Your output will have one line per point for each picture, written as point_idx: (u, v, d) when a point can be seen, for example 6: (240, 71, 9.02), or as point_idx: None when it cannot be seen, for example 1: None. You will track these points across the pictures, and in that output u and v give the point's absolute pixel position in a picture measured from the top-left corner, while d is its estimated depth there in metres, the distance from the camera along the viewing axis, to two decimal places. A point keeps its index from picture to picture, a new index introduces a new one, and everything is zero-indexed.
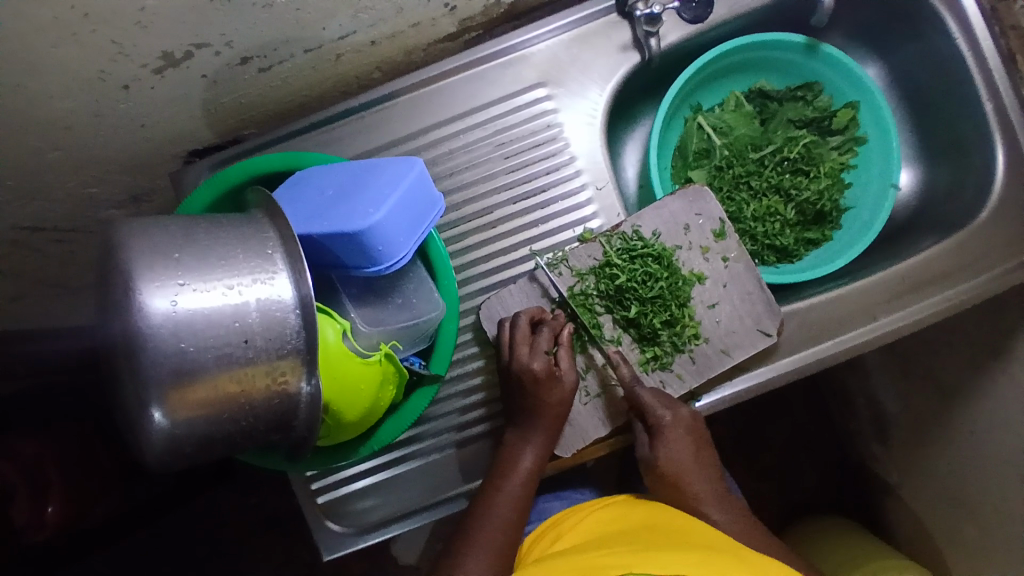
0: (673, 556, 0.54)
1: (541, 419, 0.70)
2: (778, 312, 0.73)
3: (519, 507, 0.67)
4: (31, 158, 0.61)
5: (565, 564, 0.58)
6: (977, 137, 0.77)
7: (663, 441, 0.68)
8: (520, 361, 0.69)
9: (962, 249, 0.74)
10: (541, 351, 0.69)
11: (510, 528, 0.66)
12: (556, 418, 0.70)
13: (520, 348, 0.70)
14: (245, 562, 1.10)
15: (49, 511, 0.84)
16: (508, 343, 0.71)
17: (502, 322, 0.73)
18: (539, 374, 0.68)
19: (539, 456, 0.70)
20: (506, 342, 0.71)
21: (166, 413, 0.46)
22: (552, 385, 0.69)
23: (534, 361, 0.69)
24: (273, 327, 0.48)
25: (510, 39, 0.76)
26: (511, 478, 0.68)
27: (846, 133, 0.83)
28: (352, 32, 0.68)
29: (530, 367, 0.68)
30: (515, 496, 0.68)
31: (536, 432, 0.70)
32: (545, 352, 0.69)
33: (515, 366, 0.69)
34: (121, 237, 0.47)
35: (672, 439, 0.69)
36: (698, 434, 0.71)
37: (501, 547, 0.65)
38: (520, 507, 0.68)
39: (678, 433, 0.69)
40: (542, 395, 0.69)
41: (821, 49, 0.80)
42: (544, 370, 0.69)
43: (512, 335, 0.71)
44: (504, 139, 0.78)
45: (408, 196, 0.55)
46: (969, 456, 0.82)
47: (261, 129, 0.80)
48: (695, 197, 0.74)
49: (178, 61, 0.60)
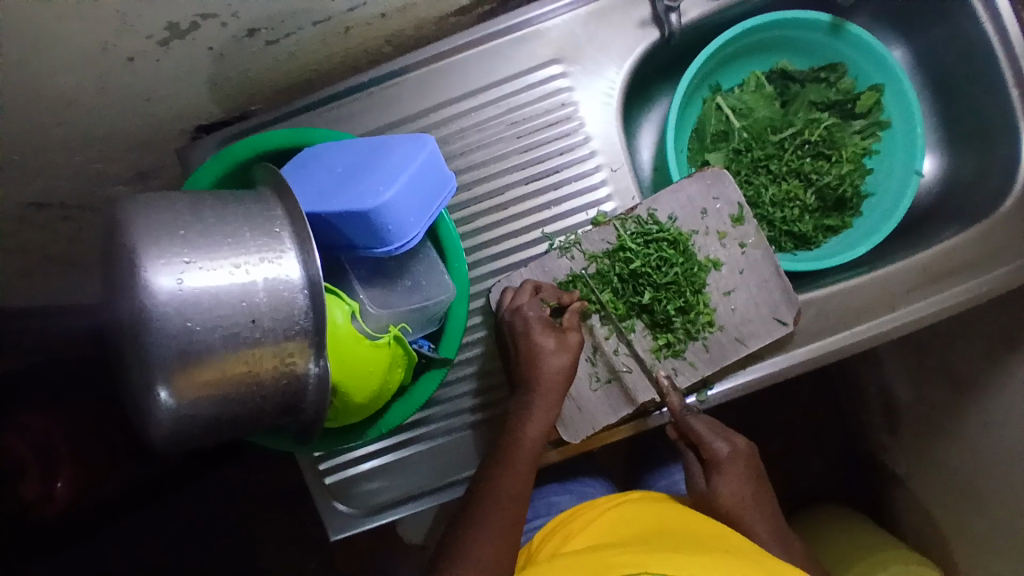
0: (691, 560, 0.53)
1: (540, 384, 0.67)
2: (795, 300, 0.71)
3: (523, 480, 0.66)
4: (34, 133, 0.60)
5: (580, 562, 0.57)
6: (1003, 123, 0.75)
7: (721, 475, 0.68)
8: (514, 305, 0.68)
9: (985, 239, 0.72)
10: (538, 302, 0.69)
11: (516, 500, 0.65)
12: (557, 383, 0.67)
13: (522, 298, 0.69)
14: (253, 539, 1.11)
15: (58, 486, 0.87)
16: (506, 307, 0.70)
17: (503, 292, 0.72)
18: (535, 324, 0.67)
19: (542, 424, 0.67)
20: (505, 305, 0.70)
21: (173, 393, 0.45)
22: (550, 342, 0.67)
23: (530, 310, 0.68)
24: (281, 307, 0.47)
25: (524, 14, 0.74)
26: (514, 448, 0.67)
27: (869, 117, 0.80)
28: (362, 3, 0.66)
29: (524, 314, 0.68)
30: (518, 467, 0.66)
31: (536, 400, 0.68)
32: (541, 303, 0.69)
33: (509, 320, 0.69)
34: (127, 213, 0.46)
35: (728, 474, 0.68)
36: (753, 467, 0.70)
37: (504, 524, 0.63)
38: (526, 479, 0.66)
39: (736, 467, 0.68)
40: (539, 352, 0.67)
41: (846, 29, 0.77)
42: (540, 321, 0.68)
43: (513, 297, 0.70)
44: (517, 118, 0.76)
45: (419, 175, 0.54)
46: (980, 451, 0.81)
47: (268, 105, 0.78)
48: (714, 180, 0.72)
49: (183, 33, 0.58)
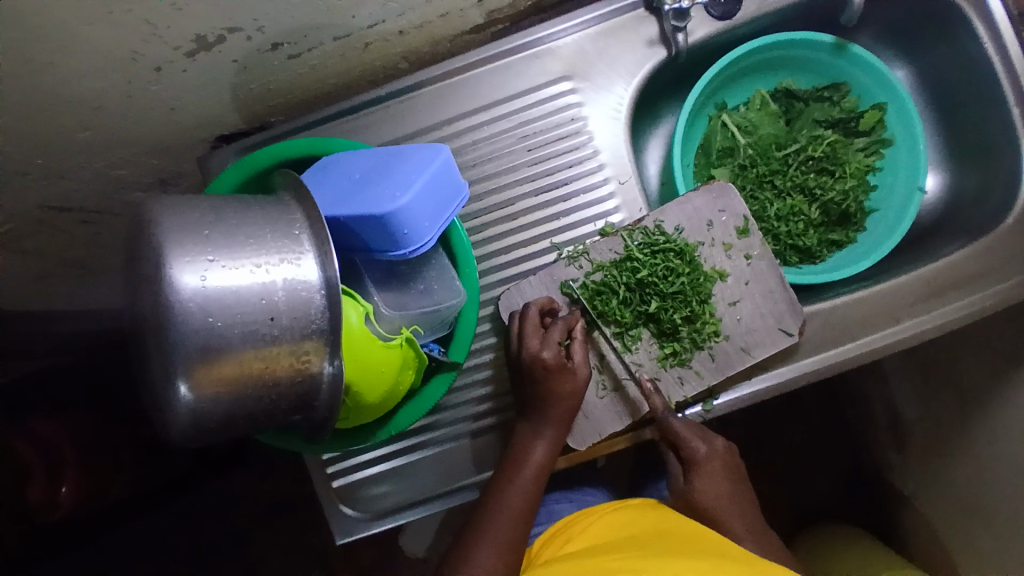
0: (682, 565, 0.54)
1: (552, 409, 0.69)
2: (800, 311, 0.72)
3: (529, 499, 0.67)
4: (63, 137, 0.62)
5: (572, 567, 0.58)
6: (1005, 142, 0.76)
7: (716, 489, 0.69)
8: (530, 351, 0.68)
9: (987, 254, 0.73)
10: (553, 342, 0.69)
11: (521, 520, 0.66)
12: (567, 409, 0.69)
13: (531, 339, 0.69)
14: (256, 547, 1.11)
15: (62, 491, 0.85)
16: (519, 337, 0.70)
17: (513, 314, 0.73)
18: (550, 364, 0.68)
19: (550, 449, 0.69)
20: (518, 334, 0.70)
21: (192, 387, 0.46)
22: (564, 375, 0.68)
23: (546, 350, 0.68)
24: (298, 306, 0.48)
25: (536, 32, 0.77)
26: (521, 470, 0.68)
27: (873, 135, 0.82)
28: (381, 20, 0.68)
29: (541, 356, 0.68)
30: (525, 490, 0.67)
31: (546, 425, 0.70)
32: (557, 343, 0.69)
33: (526, 357, 0.69)
34: (154, 213, 0.48)
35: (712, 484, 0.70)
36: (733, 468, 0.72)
37: (510, 539, 0.65)
38: (532, 499, 0.68)
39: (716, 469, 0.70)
40: (554, 385, 0.68)
41: (849, 49, 0.79)
42: (556, 360, 0.68)
43: (522, 327, 0.70)
44: (528, 131, 0.78)
45: (434, 182, 0.56)
46: (987, 468, 0.81)
47: (287, 116, 0.81)
48: (720, 193, 0.74)
49: (210, 45, 0.61)
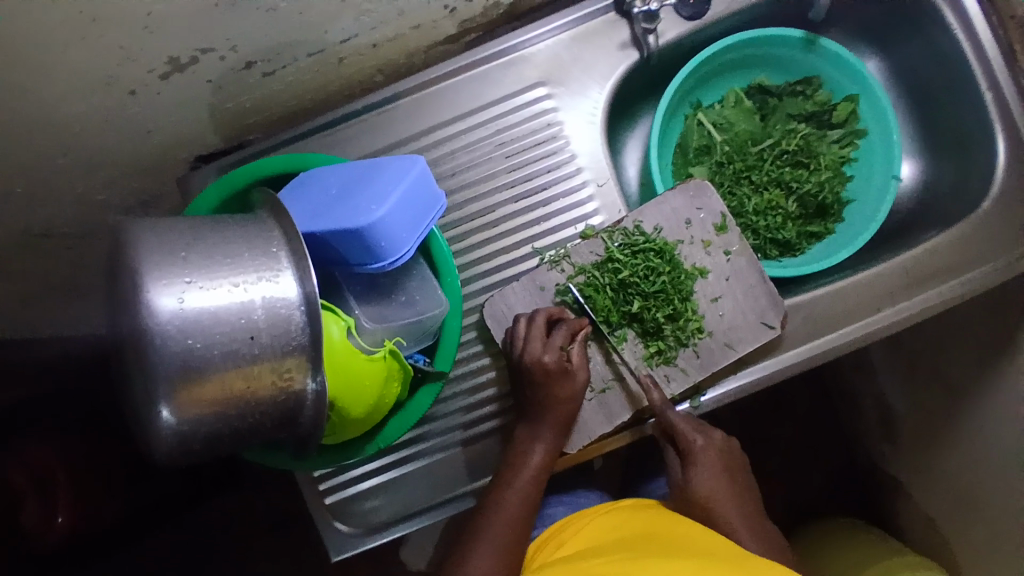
0: (674, 564, 0.54)
1: (551, 411, 0.70)
2: (781, 304, 0.73)
3: (528, 502, 0.67)
4: (40, 164, 0.62)
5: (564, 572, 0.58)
6: (977, 129, 0.77)
7: (715, 484, 0.70)
8: (532, 354, 0.69)
9: (964, 241, 0.74)
10: (555, 345, 0.70)
11: (519, 523, 0.66)
12: (565, 413, 0.70)
13: (534, 343, 0.70)
14: (255, 567, 1.10)
15: (58, 519, 0.85)
16: (521, 339, 0.71)
17: (516, 319, 0.73)
18: (551, 368, 0.69)
19: (549, 452, 0.70)
20: (520, 337, 0.71)
21: (174, 410, 0.47)
22: (564, 379, 0.70)
23: (546, 354, 0.69)
24: (278, 324, 0.49)
25: (510, 39, 0.77)
26: (520, 473, 0.68)
27: (847, 126, 0.83)
28: (354, 35, 0.69)
29: (542, 360, 0.69)
30: (523, 493, 0.68)
31: (544, 428, 0.70)
32: (559, 347, 0.70)
33: (527, 360, 0.70)
34: (130, 236, 0.48)
35: (711, 482, 0.70)
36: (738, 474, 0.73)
37: (508, 542, 0.65)
38: (531, 502, 0.68)
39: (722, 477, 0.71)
40: (554, 389, 0.69)
41: (819, 43, 0.80)
42: (556, 364, 0.69)
43: (527, 330, 0.71)
44: (506, 138, 0.78)
45: (410, 193, 0.56)
46: (978, 451, 0.81)
47: (265, 133, 0.81)
48: (696, 192, 0.75)
49: (183, 66, 0.61)
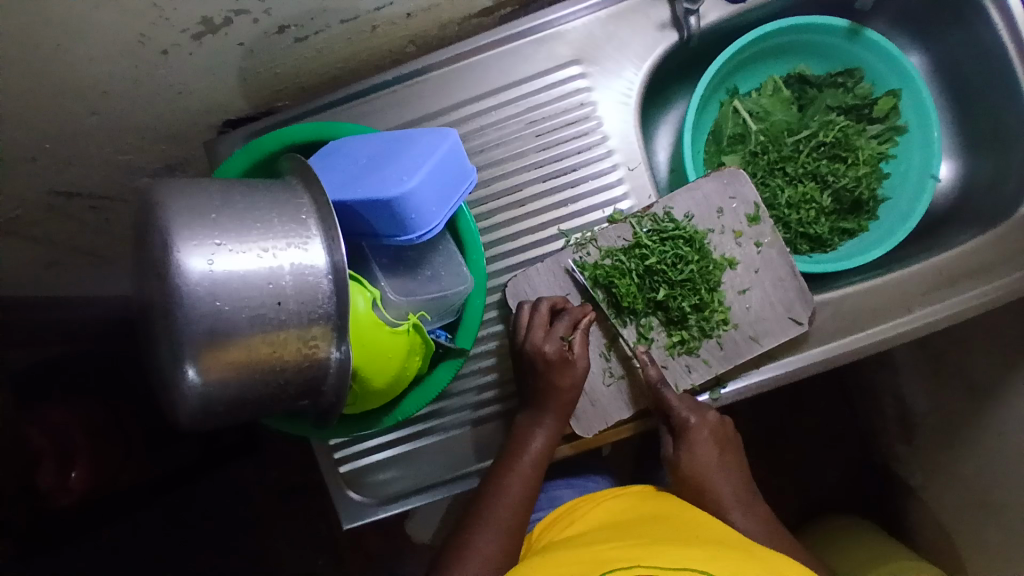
0: (683, 551, 0.54)
1: (552, 401, 0.69)
2: (811, 300, 0.71)
3: (529, 488, 0.67)
4: (69, 123, 0.62)
5: (573, 551, 0.58)
6: (1019, 129, 0.75)
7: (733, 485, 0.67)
8: (533, 342, 0.68)
9: (1001, 243, 0.72)
10: (556, 336, 0.69)
11: (520, 510, 0.66)
12: (567, 403, 0.70)
13: (536, 331, 0.69)
14: (264, 533, 1.12)
15: (72, 476, 0.87)
16: (524, 327, 0.71)
17: (521, 306, 0.73)
18: (551, 357, 0.68)
19: (548, 440, 0.69)
20: (523, 324, 0.71)
21: (200, 371, 0.46)
22: (564, 368, 0.69)
23: (547, 343, 0.68)
24: (306, 291, 0.48)
25: (546, 15, 0.76)
26: (521, 460, 0.68)
27: (886, 121, 0.80)
28: (388, 3, 0.67)
29: (542, 349, 0.68)
30: (524, 478, 0.67)
31: (548, 414, 0.70)
32: (560, 337, 0.69)
33: (529, 348, 0.69)
34: (161, 197, 0.48)
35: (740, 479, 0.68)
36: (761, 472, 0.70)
37: (513, 534, 0.65)
38: (532, 488, 0.68)
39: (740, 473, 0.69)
40: (554, 378, 0.69)
41: (863, 34, 0.78)
42: (556, 354, 0.68)
43: (530, 317, 0.71)
44: (536, 117, 0.77)
45: (441, 165, 0.55)
46: (998, 462, 0.80)
47: (294, 101, 0.81)
48: (730, 179, 0.73)
49: (216, 28, 0.60)
